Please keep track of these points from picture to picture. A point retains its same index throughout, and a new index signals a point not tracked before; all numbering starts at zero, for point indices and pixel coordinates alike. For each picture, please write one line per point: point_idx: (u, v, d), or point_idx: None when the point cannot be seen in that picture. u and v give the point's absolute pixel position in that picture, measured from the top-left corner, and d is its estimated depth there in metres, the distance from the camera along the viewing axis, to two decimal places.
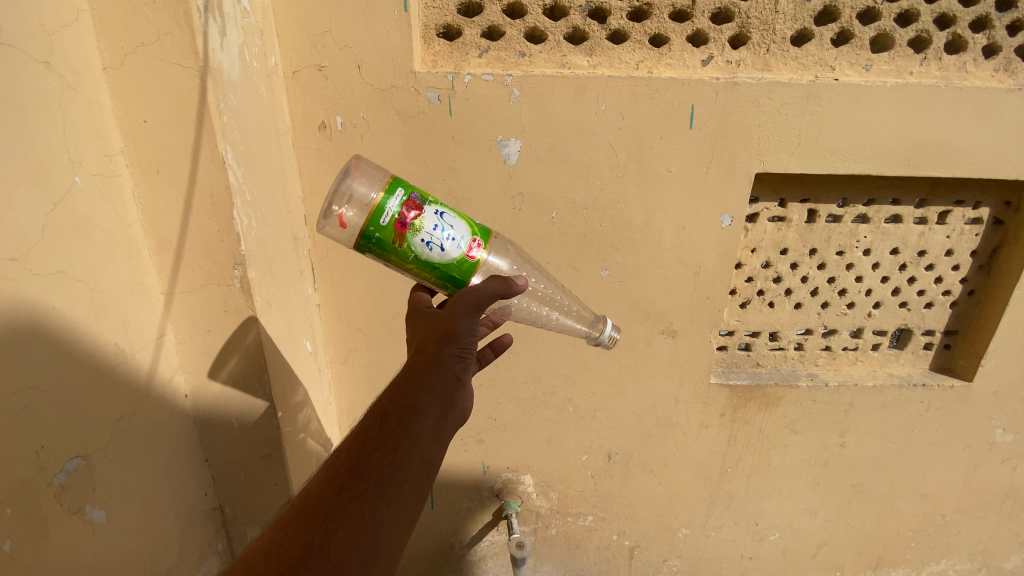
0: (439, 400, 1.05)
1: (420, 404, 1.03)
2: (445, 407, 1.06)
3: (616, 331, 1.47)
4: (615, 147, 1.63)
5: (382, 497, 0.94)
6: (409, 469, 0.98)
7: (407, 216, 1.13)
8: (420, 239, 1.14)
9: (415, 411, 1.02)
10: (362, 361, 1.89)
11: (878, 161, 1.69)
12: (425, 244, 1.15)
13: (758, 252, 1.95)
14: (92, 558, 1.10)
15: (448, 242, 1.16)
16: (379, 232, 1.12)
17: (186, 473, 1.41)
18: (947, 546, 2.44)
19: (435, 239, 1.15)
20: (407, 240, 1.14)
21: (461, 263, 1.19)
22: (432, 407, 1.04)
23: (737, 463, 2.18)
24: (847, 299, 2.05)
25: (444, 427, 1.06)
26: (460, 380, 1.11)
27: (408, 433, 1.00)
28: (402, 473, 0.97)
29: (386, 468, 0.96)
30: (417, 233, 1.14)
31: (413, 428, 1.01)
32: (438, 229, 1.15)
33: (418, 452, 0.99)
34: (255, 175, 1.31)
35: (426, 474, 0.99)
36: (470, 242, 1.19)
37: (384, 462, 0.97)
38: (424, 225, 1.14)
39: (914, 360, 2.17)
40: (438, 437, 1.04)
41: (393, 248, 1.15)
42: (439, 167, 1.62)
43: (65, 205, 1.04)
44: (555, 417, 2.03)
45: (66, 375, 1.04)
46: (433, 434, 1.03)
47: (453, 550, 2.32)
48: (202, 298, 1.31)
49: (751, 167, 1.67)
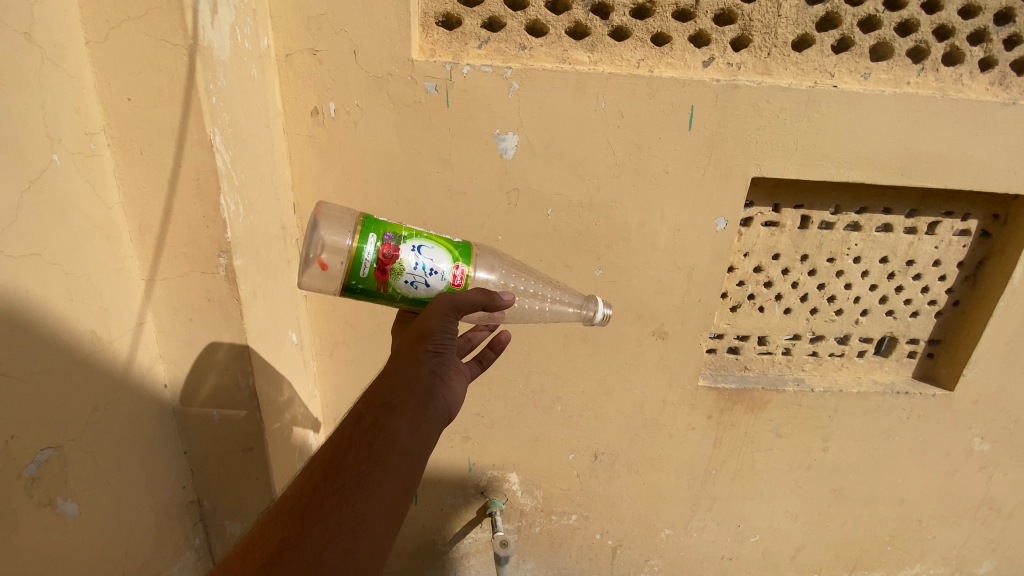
0: (415, 397, 1.04)
1: (395, 402, 1.02)
2: (422, 402, 1.05)
3: (609, 309, 1.42)
4: (613, 145, 1.61)
5: (360, 490, 0.91)
6: (388, 462, 0.95)
7: (386, 262, 1.15)
8: (403, 281, 1.17)
9: (390, 408, 1.01)
10: (348, 354, 1.85)
11: (873, 170, 1.69)
12: (408, 284, 1.18)
13: (750, 256, 1.95)
14: (62, 552, 1.06)
15: (431, 276, 1.19)
16: (362, 283, 1.16)
17: (163, 465, 1.37)
18: (922, 551, 2.48)
19: (419, 277, 1.18)
20: (390, 285, 1.17)
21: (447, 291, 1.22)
22: (409, 403, 1.03)
23: (722, 466, 2.19)
24: (836, 305, 2.07)
25: (424, 421, 1.03)
26: (436, 376, 1.10)
27: (384, 428, 0.98)
28: (381, 465, 0.94)
29: (362, 463, 0.94)
30: (399, 276, 1.17)
31: (389, 424, 0.99)
32: (418, 267, 1.17)
33: (397, 446, 0.97)
34: (243, 160, 1.27)
35: (407, 465, 0.96)
36: (454, 271, 1.21)
37: (359, 457, 0.94)
38: (404, 266, 1.16)
39: (897, 368, 2.20)
40: (418, 431, 1.01)
41: (379, 292, 1.19)
42: (434, 159, 1.59)
43: (41, 184, 0.99)
44: (542, 415, 2.02)
45: (39, 362, 1.00)
46: (413, 428, 1.01)
47: (435, 546, 2.30)
48: (185, 286, 1.27)
49: (748, 171, 1.66)
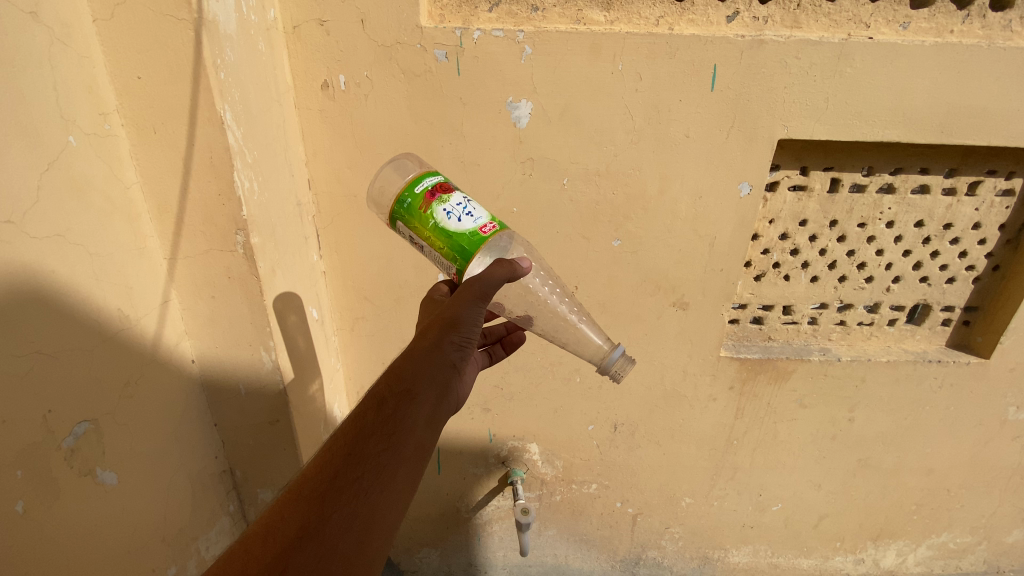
0: (435, 390, 1.06)
1: (417, 391, 1.04)
2: (439, 395, 1.07)
3: (629, 363, 1.39)
4: (631, 110, 1.55)
5: (377, 482, 0.93)
6: (404, 454, 0.98)
7: (438, 190, 1.19)
8: (442, 208, 1.16)
9: (412, 398, 1.02)
10: (368, 329, 1.88)
11: (909, 128, 1.59)
12: (444, 213, 1.16)
13: (775, 222, 1.89)
14: (104, 517, 1.12)
15: (466, 216, 1.16)
16: (411, 199, 1.20)
17: (195, 437, 1.43)
18: (949, 520, 2.45)
19: (456, 212, 1.16)
20: (431, 207, 1.17)
21: (471, 235, 1.15)
22: (428, 395, 1.05)
23: (743, 436, 2.18)
24: (866, 273, 1.99)
25: (436, 416, 1.06)
26: (455, 369, 1.10)
27: (404, 419, 1.00)
28: (397, 457, 0.96)
29: (382, 453, 0.96)
30: (441, 203, 1.17)
31: (408, 416, 1.00)
32: (462, 204, 1.17)
33: (412, 439, 0.99)
34: (255, 137, 1.27)
35: (419, 459, 0.99)
36: (487, 221, 1.17)
37: (378, 448, 0.96)
38: (450, 199, 1.17)
39: (930, 336, 2.13)
40: (431, 424, 1.04)
41: (418, 214, 1.19)
42: (446, 130, 1.55)
43: (60, 165, 1.01)
44: (562, 387, 2.03)
45: (71, 339, 1.03)
46: (427, 421, 1.03)
47: (459, 513, 2.37)
48: (205, 264, 1.29)
49: (773, 133, 1.59)
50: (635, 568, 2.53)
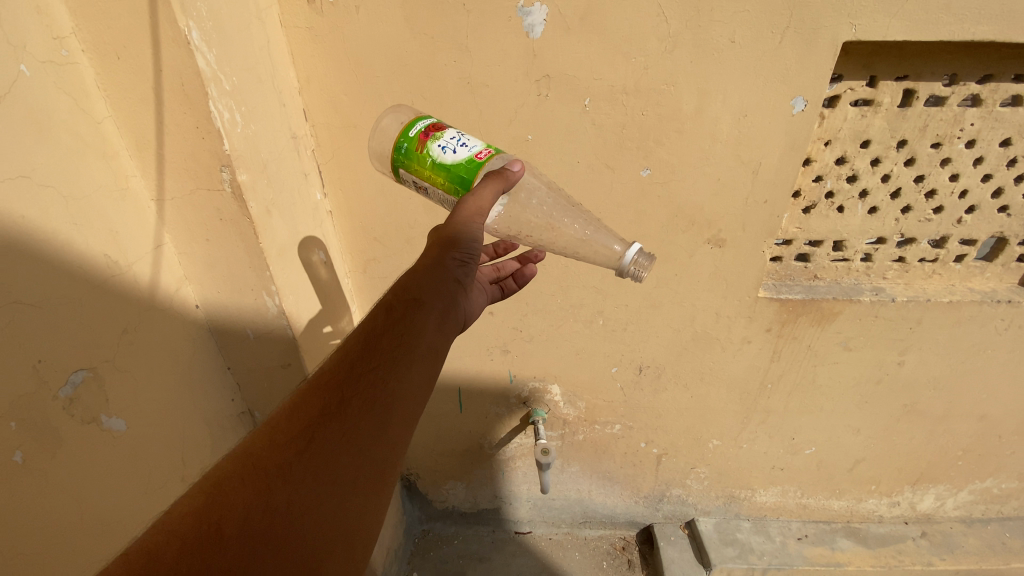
0: (446, 293, 0.99)
1: (426, 297, 0.97)
2: (450, 301, 0.99)
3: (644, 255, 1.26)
4: (665, 12, 1.31)
5: (388, 380, 0.88)
6: (416, 354, 0.92)
7: (430, 129, 1.12)
8: (436, 145, 1.09)
9: (420, 303, 0.96)
10: (380, 271, 1.81)
11: (1015, 21, 1.29)
12: (439, 150, 1.09)
13: (832, 145, 1.63)
14: (117, 461, 1.13)
15: (461, 146, 1.09)
16: (407, 144, 1.14)
17: (207, 380, 1.42)
18: (997, 466, 2.31)
19: (450, 145, 1.09)
20: (426, 147, 1.10)
21: (469, 164, 1.07)
22: (437, 302, 0.97)
23: (779, 380, 2.05)
24: (935, 202, 1.74)
25: (448, 320, 0.99)
26: (465, 281, 1.03)
27: (412, 320, 0.93)
28: (409, 358, 0.91)
29: (392, 354, 0.90)
30: (434, 140, 1.10)
31: (418, 318, 0.94)
32: (454, 137, 1.10)
33: (425, 341, 0.93)
34: (232, 60, 1.13)
35: (432, 360, 0.94)
36: (483, 147, 1.10)
37: (388, 349, 0.90)
38: (443, 134, 1.10)
39: (1002, 275, 1.89)
40: (444, 328, 0.97)
41: (416, 158, 1.12)
42: (450, 46, 1.36)
43: (14, 98, 0.91)
44: (584, 329, 1.92)
45: (54, 288, 0.99)
46: (439, 326, 0.96)
47: (483, 449, 2.39)
48: (194, 206, 1.21)
49: (840, 33, 1.31)
50: (659, 504, 2.51)
